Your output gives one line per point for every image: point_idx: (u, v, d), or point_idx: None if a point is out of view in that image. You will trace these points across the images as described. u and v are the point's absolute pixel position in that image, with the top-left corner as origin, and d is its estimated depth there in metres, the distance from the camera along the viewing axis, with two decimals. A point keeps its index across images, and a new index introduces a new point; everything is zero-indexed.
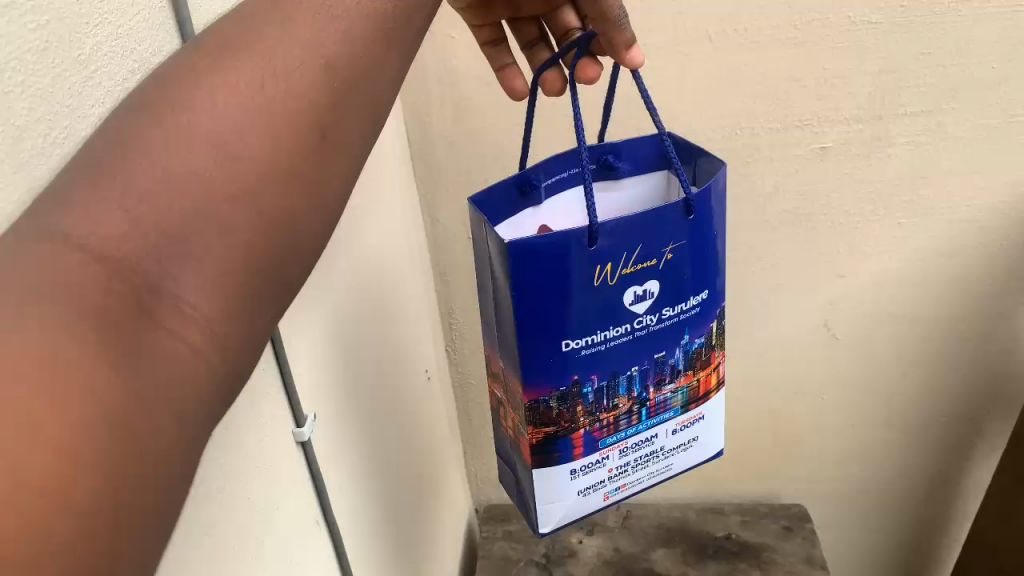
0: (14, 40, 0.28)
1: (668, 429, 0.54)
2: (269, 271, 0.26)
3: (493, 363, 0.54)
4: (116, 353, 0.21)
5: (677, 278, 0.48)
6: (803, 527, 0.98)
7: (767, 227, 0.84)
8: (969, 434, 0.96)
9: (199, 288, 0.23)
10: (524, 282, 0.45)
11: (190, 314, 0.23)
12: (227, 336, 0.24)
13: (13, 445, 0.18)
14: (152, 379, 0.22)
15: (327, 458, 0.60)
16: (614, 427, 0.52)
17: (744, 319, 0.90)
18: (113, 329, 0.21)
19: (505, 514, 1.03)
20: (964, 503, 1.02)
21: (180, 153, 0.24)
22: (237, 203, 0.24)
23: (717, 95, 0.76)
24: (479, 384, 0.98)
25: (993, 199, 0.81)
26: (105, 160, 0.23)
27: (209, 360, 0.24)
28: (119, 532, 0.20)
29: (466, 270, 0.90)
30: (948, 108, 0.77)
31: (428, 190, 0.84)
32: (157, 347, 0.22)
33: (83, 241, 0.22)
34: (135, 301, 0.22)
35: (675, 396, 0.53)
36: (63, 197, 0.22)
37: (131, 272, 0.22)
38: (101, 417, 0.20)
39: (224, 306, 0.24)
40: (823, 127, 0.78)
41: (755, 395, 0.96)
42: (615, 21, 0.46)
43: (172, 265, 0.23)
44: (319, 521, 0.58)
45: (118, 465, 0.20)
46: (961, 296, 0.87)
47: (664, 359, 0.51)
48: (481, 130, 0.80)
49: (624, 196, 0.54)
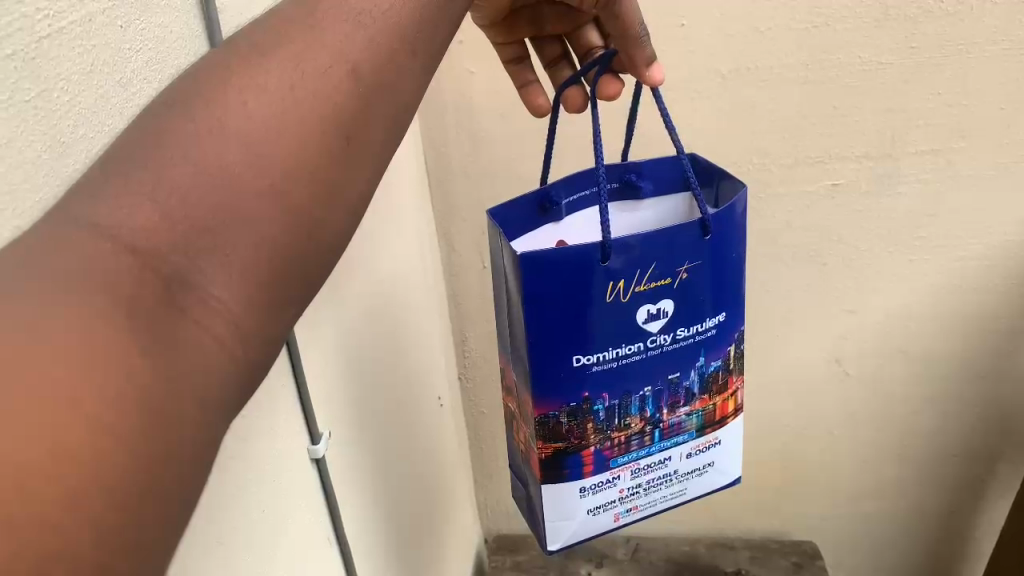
0: (64, 62, 0.30)
1: (682, 452, 0.54)
2: (294, 271, 0.27)
3: (507, 377, 0.55)
4: (145, 340, 0.22)
5: (692, 300, 0.49)
6: (814, 564, 0.97)
7: (778, 261, 0.85)
8: (982, 475, 0.96)
9: (223, 281, 0.25)
10: (538, 296, 0.46)
11: (214, 307, 0.24)
12: (250, 333, 0.26)
13: (47, 422, 0.19)
14: (176, 367, 0.23)
15: (339, 475, 0.61)
16: (625, 447, 0.52)
17: (755, 353, 0.91)
18: (142, 317, 0.23)
19: (514, 544, 1.04)
20: (976, 544, 1.01)
21: (212, 149, 0.25)
22: (265, 200, 0.26)
23: (729, 131, 0.78)
24: (490, 413, 0.99)
25: (1003, 237, 0.82)
26: (137, 155, 0.25)
27: (232, 353, 0.25)
28: (141, 505, 0.21)
29: (478, 299, 0.91)
30: (956, 147, 0.78)
31: (444, 221, 0.86)
32: (184, 337, 0.24)
33: (114, 232, 0.23)
34: (163, 292, 0.23)
35: (689, 419, 0.53)
36: (96, 188, 0.24)
37: (160, 264, 0.24)
38: (131, 401, 0.21)
39: (247, 301, 0.25)
40: (834, 164, 0.79)
41: (765, 430, 0.96)
42: (635, 38, 0.47)
43: (198, 258, 0.24)
44: (330, 540, 0.59)
45: (145, 448, 0.21)
46: (971, 335, 0.88)
47: (679, 381, 0.51)
48: (499, 162, 0.82)
49: (644, 216, 0.55)
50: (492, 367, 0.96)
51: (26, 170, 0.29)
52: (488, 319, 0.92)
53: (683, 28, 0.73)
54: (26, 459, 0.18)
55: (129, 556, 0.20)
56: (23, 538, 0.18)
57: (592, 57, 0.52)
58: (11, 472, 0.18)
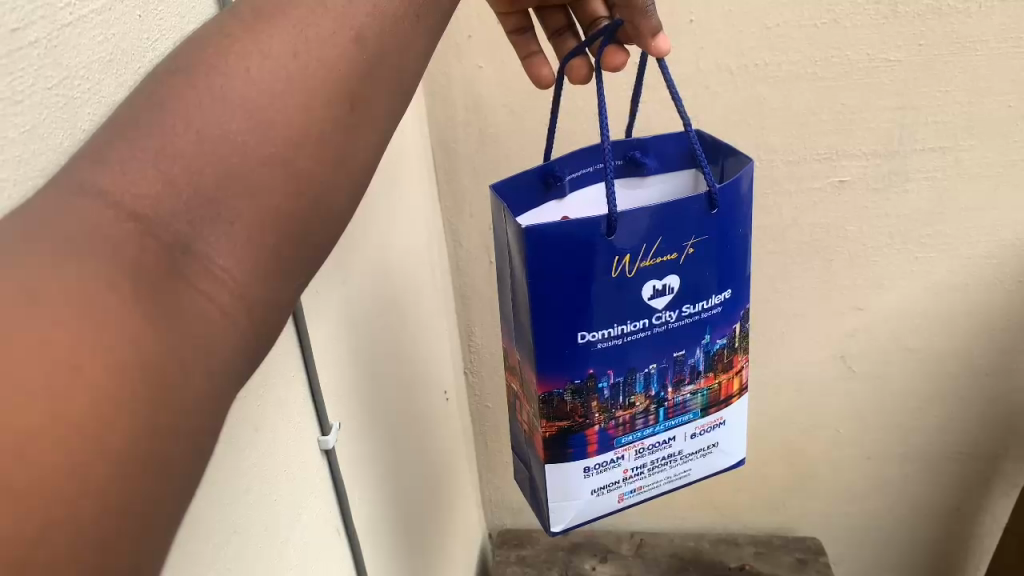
0: (83, 51, 0.31)
1: (686, 432, 0.55)
2: (298, 237, 0.28)
3: (511, 356, 0.55)
4: (149, 307, 0.23)
5: (698, 274, 0.49)
6: (818, 560, 0.97)
7: (784, 257, 0.85)
8: (986, 473, 0.96)
9: (228, 250, 0.25)
10: (544, 271, 0.46)
11: (219, 275, 0.25)
12: (253, 300, 0.26)
13: (54, 382, 0.19)
14: (182, 336, 0.23)
15: (345, 462, 0.61)
16: (630, 426, 0.52)
17: (760, 349, 0.91)
18: (148, 285, 0.23)
19: (519, 538, 1.03)
20: (980, 541, 1.01)
21: (215, 118, 0.26)
22: (269, 166, 0.26)
23: (737, 127, 0.78)
24: (496, 408, 0.99)
25: (1009, 236, 0.82)
26: (142, 123, 0.25)
27: (238, 322, 0.26)
28: (150, 472, 0.21)
29: (486, 295, 0.92)
30: (964, 144, 0.78)
31: (451, 214, 0.87)
32: (188, 304, 0.24)
33: (119, 199, 0.24)
34: (167, 260, 0.24)
35: (694, 398, 0.54)
36: (101, 156, 0.25)
37: (165, 233, 0.24)
38: (136, 362, 0.21)
39: (253, 266, 0.26)
40: (841, 161, 0.80)
41: (769, 427, 0.96)
42: (641, 8, 0.48)
43: (203, 227, 0.25)
44: (337, 531, 0.59)
45: (150, 409, 0.21)
46: (977, 334, 0.88)
47: (684, 358, 0.52)
48: (508, 158, 0.83)
49: (648, 193, 0.56)
50: (499, 360, 0.96)
51: (49, 157, 0.29)
52: (493, 314, 0.93)
53: (692, 24, 0.74)
54: (38, 430, 0.19)
55: (139, 524, 0.21)
56: (33, 494, 0.18)
57: (598, 26, 0.52)
58: (21, 439, 0.18)
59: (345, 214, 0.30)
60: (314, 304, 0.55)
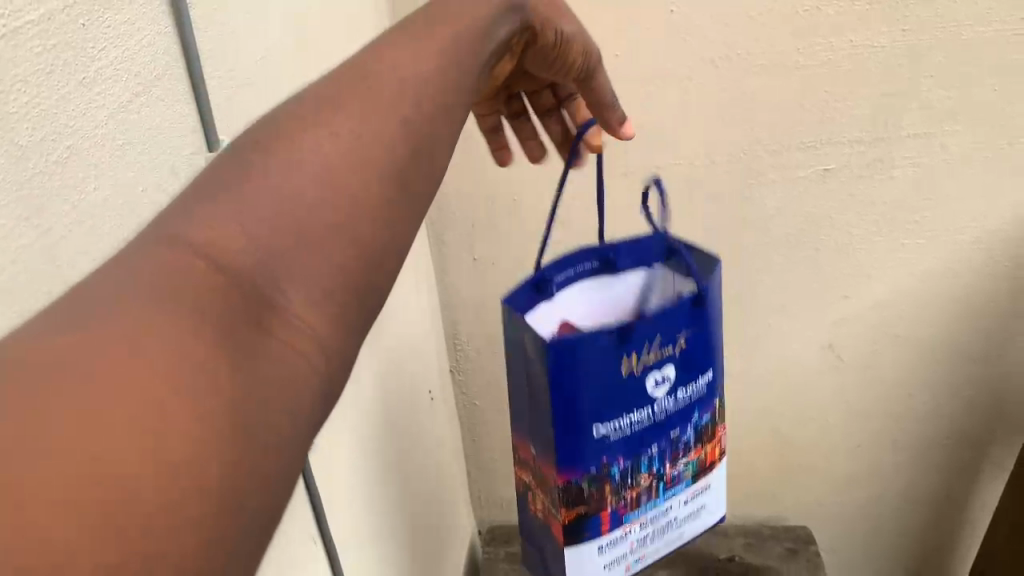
0: (20, 62, 0.29)
1: (681, 498, 0.59)
2: (364, 299, 0.27)
3: (521, 451, 0.59)
4: (234, 355, 0.23)
5: (688, 365, 0.55)
6: (808, 549, 0.96)
7: (771, 249, 0.84)
8: (974, 458, 0.96)
9: (307, 299, 0.26)
10: (559, 380, 0.51)
11: (297, 326, 0.25)
12: (331, 356, 0.26)
13: (157, 423, 0.20)
14: (265, 390, 0.24)
15: (329, 476, 0.59)
16: (636, 502, 0.57)
17: (748, 341, 0.90)
18: (233, 334, 0.24)
19: (508, 535, 1.02)
20: (970, 526, 1.01)
21: (295, 182, 0.26)
22: (340, 230, 0.26)
23: (721, 118, 0.77)
24: (484, 405, 0.98)
25: (995, 221, 0.82)
26: (231, 184, 0.26)
27: (317, 375, 0.26)
28: (232, 520, 0.21)
29: (473, 294, 0.90)
30: (950, 130, 0.77)
31: (435, 215, 0.85)
32: (268, 353, 0.24)
33: (209, 252, 0.24)
34: (250, 312, 0.24)
35: (687, 468, 0.58)
36: (191, 212, 0.25)
37: (249, 285, 0.25)
38: (224, 409, 0.22)
39: (331, 323, 0.26)
40: (826, 150, 0.79)
41: (757, 418, 0.96)
42: (607, 104, 0.52)
43: (286, 280, 0.25)
44: (316, 541, 0.57)
45: (234, 455, 0.22)
46: (965, 319, 0.87)
47: (679, 437, 0.56)
48: (491, 155, 0.81)
49: (627, 290, 0.60)
50: (490, 358, 0.95)
51: None
52: (481, 310, 0.91)
53: (672, 14, 0.72)
54: (137, 472, 0.19)
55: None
56: (129, 527, 0.18)
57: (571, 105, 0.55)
58: (123, 474, 0.19)
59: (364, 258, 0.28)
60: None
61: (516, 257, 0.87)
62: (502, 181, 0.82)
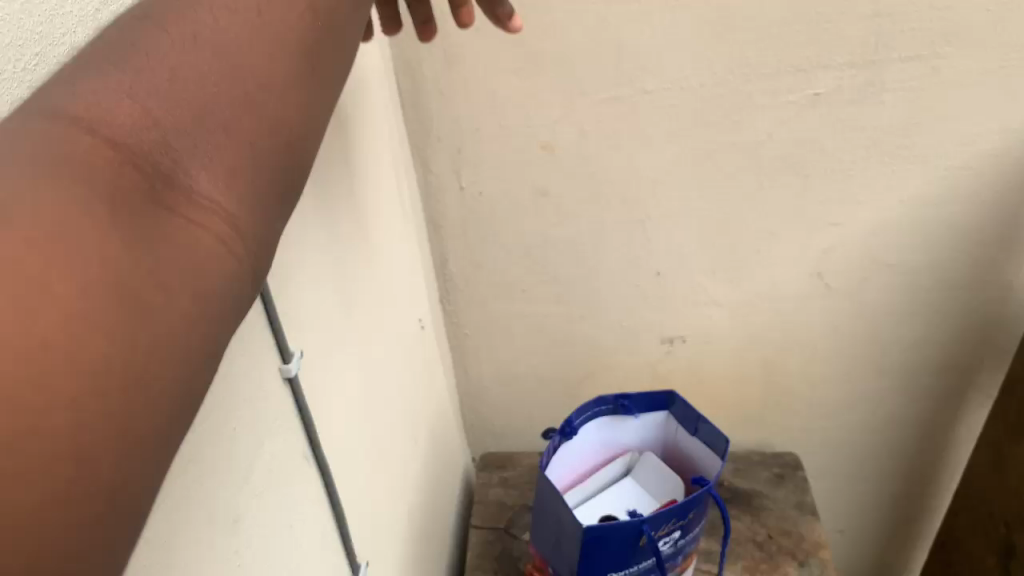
0: None
1: (668, 560, 0.74)
2: (274, 175, 0.26)
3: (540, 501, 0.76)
4: (129, 231, 0.21)
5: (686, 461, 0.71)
6: (796, 475, 0.96)
7: (760, 175, 0.84)
8: (960, 383, 0.97)
9: (208, 180, 0.24)
10: None
11: (202, 203, 0.23)
12: (245, 233, 0.25)
13: (25, 300, 0.18)
14: (165, 263, 0.22)
15: (318, 394, 0.58)
16: (629, 561, 0.73)
17: (736, 268, 0.91)
18: (129, 209, 0.21)
19: (500, 461, 1.04)
20: (955, 451, 1.02)
21: (186, 56, 0.24)
22: (240, 108, 0.25)
23: (709, 41, 0.76)
24: (473, 334, 0.99)
25: (986, 145, 0.81)
26: (117, 55, 0.23)
27: (233, 251, 0.24)
28: (133, 400, 0.20)
29: (460, 223, 0.90)
30: (943, 52, 0.76)
31: (420, 143, 0.84)
32: (174, 228, 0.22)
33: (94, 125, 0.22)
34: (148, 187, 0.22)
35: (678, 535, 0.74)
36: (72, 81, 0.23)
37: (144, 161, 0.22)
38: (113, 286, 0.20)
39: (240, 200, 0.24)
40: (816, 73, 0.78)
41: (746, 346, 0.97)
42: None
43: (184, 158, 0.23)
44: (308, 457, 0.56)
45: (132, 332, 0.20)
46: (954, 246, 0.87)
47: (674, 516, 0.71)
48: (476, 81, 0.80)
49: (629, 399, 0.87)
50: (478, 287, 0.95)
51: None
52: (468, 240, 0.91)
53: None
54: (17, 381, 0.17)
55: (118, 455, 0.19)
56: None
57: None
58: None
59: (302, 130, 0.27)
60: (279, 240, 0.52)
61: (502, 184, 0.87)
62: (489, 110, 0.82)
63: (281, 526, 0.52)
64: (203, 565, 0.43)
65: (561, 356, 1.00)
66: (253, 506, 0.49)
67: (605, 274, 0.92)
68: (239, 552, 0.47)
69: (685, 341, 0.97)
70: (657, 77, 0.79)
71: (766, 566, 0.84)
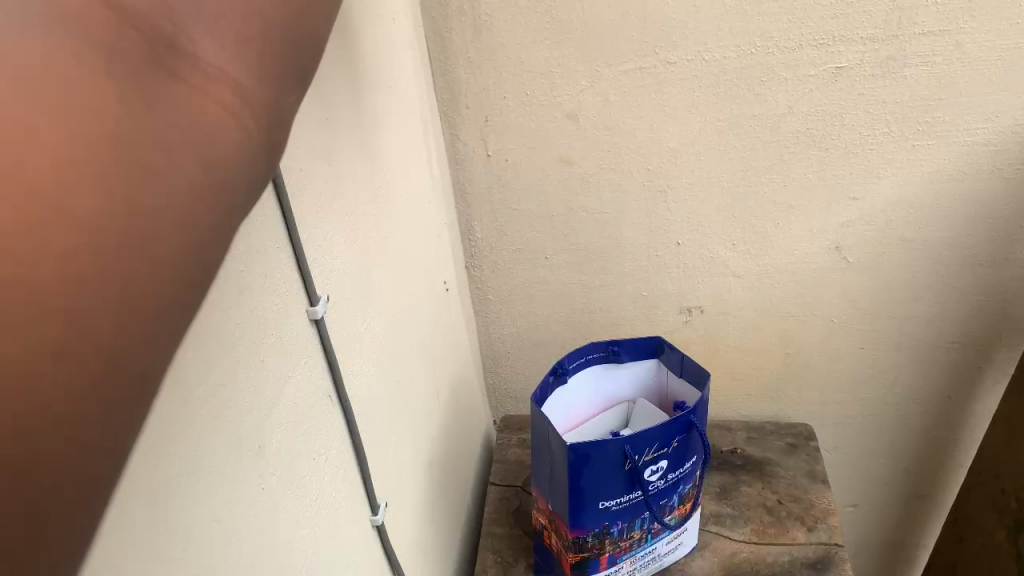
0: None
1: (664, 541, 0.80)
2: (285, 41, 0.23)
3: (540, 501, 0.79)
4: (128, 103, 0.19)
5: (679, 456, 0.74)
6: (808, 445, 1.00)
7: (782, 148, 0.85)
8: (979, 361, 0.97)
9: (216, 45, 0.21)
10: (579, 471, 0.70)
11: (210, 73, 0.21)
12: (257, 102, 0.22)
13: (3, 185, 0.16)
14: (167, 136, 0.20)
15: (344, 342, 0.61)
16: (629, 547, 0.77)
17: (756, 240, 0.92)
18: (127, 77, 0.19)
19: (521, 423, 1.07)
20: (972, 429, 1.03)
21: None
22: None
23: (734, 13, 0.78)
24: (497, 300, 1.02)
25: (1008, 122, 0.81)
26: None
27: (245, 121, 0.22)
28: (131, 278, 0.18)
29: (486, 190, 0.93)
30: (965, 27, 0.77)
31: (449, 110, 0.87)
32: (180, 99, 0.20)
33: None
34: (149, 53, 0.20)
35: (671, 519, 0.79)
36: None
37: (144, 26, 0.20)
38: (99, 160, 0.18)
39: (250, 68, 0.22)
40: (838, 47, 0.79)
41: (763, 317, 0.98)
42: None
43: (186, 23, 0.20)
44: (331, 396, 0.59)
45: (127, 211, 0.18)
46: (974, 222, 0.88)
47: (665, 502, 0.77)
48: (503, 51, 0.82)
49: (627, 372, 0.89)
50: (502, 253, 0.97)
51: None
52: (492, 206, 0.94)
53: None
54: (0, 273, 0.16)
55: (116, 336, 0.18)
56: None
57: None
58: None
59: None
60: (303, 189, 0.54)
61: (528, 150, 0.89)
62: (516, 79, 0.84)
63: (305, 459, 0.55)
64: (232, 483, 0.46)
65: (580, 323, 1.02)
66: (273, 441, 0.51)
67: (626, 243, 0.94)
68: (265, 476, 0.50)
69: (703, 311, 0.99)
70: (680, 49, 0.81)
71: (774, 529, 0.87)
